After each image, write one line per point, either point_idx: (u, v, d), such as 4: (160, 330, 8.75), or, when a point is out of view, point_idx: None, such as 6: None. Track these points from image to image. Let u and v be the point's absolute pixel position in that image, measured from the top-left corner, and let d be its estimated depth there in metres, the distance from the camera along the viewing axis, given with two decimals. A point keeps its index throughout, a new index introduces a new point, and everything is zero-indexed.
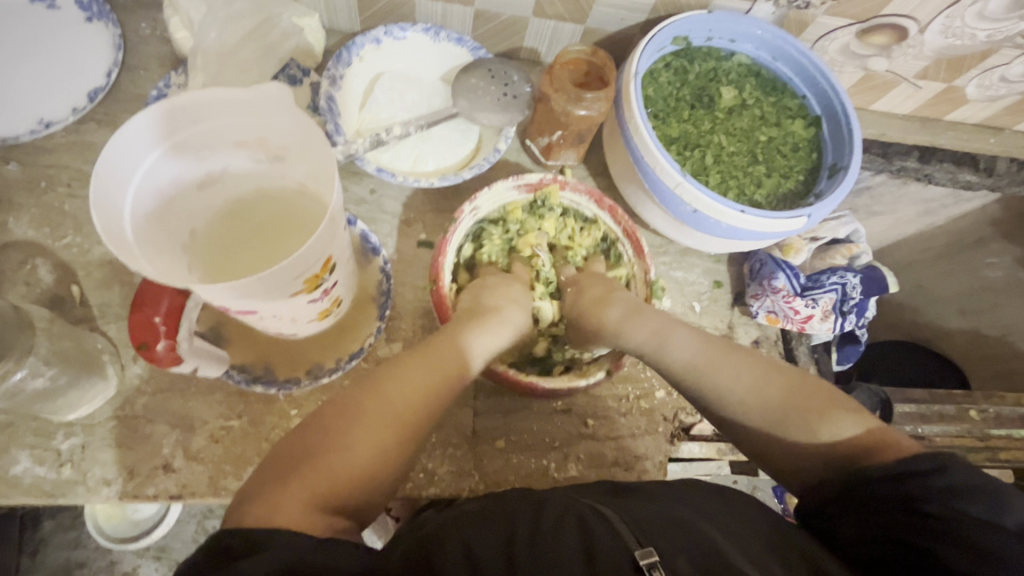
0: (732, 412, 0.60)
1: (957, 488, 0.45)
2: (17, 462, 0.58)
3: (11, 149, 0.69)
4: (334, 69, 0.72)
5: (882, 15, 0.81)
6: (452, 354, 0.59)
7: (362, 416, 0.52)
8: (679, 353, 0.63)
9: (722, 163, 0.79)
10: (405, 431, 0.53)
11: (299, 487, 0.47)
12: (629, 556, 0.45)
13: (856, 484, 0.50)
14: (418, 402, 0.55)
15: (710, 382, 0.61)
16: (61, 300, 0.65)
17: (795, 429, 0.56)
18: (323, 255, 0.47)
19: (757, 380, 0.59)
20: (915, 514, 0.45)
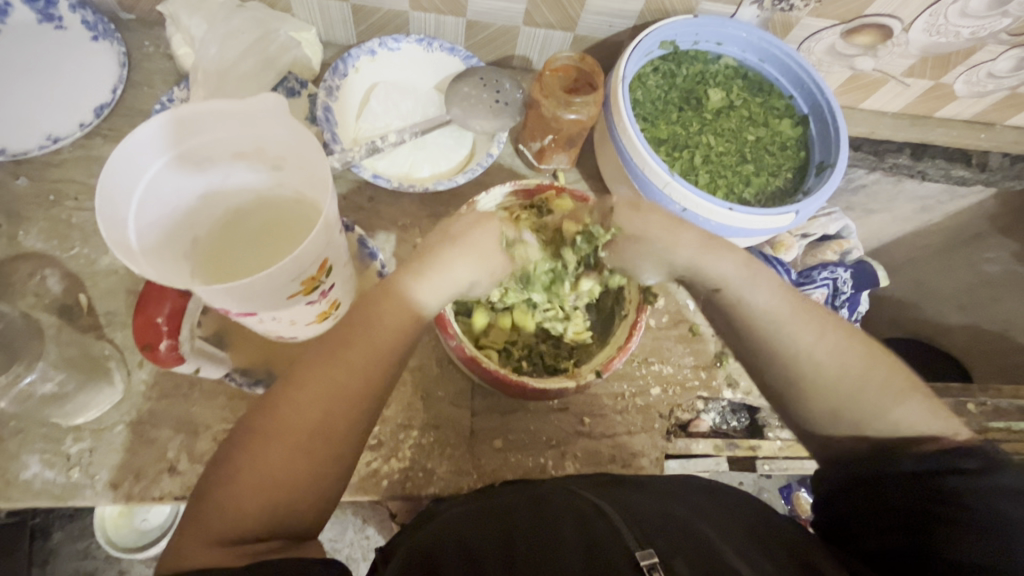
0: (797, 367, 0.55)
1: (998, 489, 0.46)
2: (27, 467, 0.60)
3: (21, 165, 0.72)
4: (332, 80, 0.75)
5: (864, 16, 0.83)
6: (367, 334, 0.52)
7: (270, 428, 0.48)
8: (761, 298, 0.56)
9: (711, 163, 0.80)
10: (316, 433, 0.49)
11: (208, 523, 0.45)
12: (630, 552, 0.46)
13: (884, 469, 0.51)
14: (333, 399, 0.50)
15: (784, 336, 0.55)
16: (69, 309, 0.67)
17: (857, 405, 0.53)
18: (319, 258, 0.49)
19: (839, 347, 0.55)
20: (943, 506, 0.47)
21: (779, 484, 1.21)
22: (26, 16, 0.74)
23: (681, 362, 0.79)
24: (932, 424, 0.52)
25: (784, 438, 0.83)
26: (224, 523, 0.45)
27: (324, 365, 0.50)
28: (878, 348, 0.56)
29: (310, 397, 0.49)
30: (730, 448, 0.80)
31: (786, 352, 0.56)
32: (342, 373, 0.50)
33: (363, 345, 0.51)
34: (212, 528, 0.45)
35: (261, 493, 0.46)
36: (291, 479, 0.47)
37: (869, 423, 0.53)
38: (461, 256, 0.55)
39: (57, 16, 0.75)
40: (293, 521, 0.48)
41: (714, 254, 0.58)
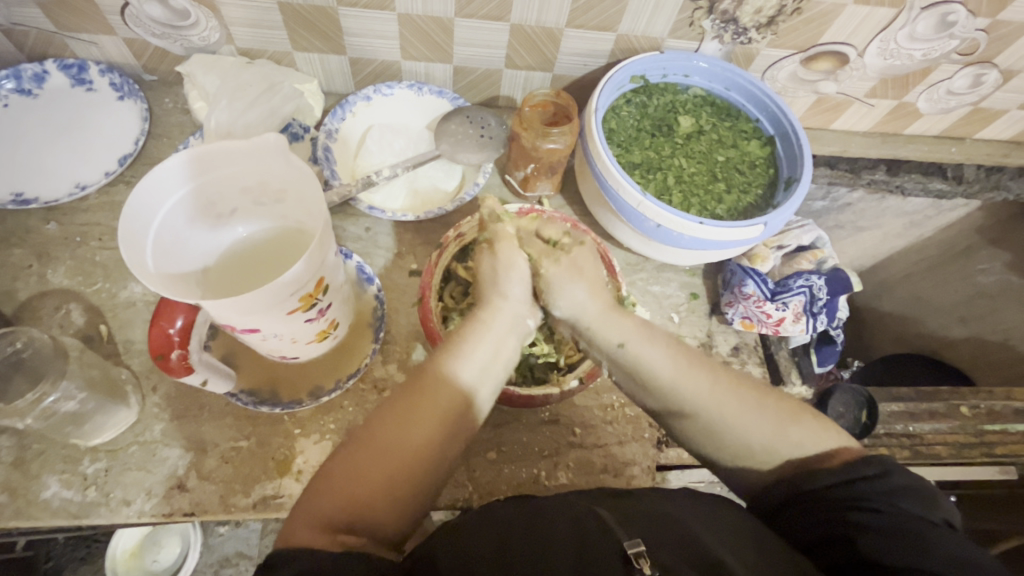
0: (700, 423, 0.59)
1: (901, 491, 0.50)
2: (47, 487, 0.64)
3: (52, 211, 0.79)
4: (330, 124, 0.83)
5: (820, 44, 0.89)
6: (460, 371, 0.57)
7: (372, 445, 0.52)
8: (657, 357, 0.61)
9: (683, 183, 0.86)
10: (423, 446, 0.53)
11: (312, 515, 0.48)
12: (618, 544, 0.49)
13: (814, 485, 0.53)
14: (427, 429, 0.54)
15: (684, 391, 0.59)
16: (91, 338, 0.73)
17: (756, 445, 0.57)
18: (316, 276, 0.54)
19: (728, 400, 0.58)
20: (858, 510, 0.50)
21: None
22: (61, 81, 0.84)
23: None
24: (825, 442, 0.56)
25: None
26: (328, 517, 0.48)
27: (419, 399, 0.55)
28: (761, 388, 0.60)
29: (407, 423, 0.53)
30: None
31: (688, 410, 0.60)
32: (435, 407, 0.55)
33: (447, 385, 0.56)
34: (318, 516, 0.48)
35: (356, 499, 0.50)
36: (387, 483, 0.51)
37: (772, 456, 0.57)
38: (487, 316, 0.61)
39: (88, 80, 0.84)
40: (382, 527, 0.50)
41: (603, 320, 0.64)
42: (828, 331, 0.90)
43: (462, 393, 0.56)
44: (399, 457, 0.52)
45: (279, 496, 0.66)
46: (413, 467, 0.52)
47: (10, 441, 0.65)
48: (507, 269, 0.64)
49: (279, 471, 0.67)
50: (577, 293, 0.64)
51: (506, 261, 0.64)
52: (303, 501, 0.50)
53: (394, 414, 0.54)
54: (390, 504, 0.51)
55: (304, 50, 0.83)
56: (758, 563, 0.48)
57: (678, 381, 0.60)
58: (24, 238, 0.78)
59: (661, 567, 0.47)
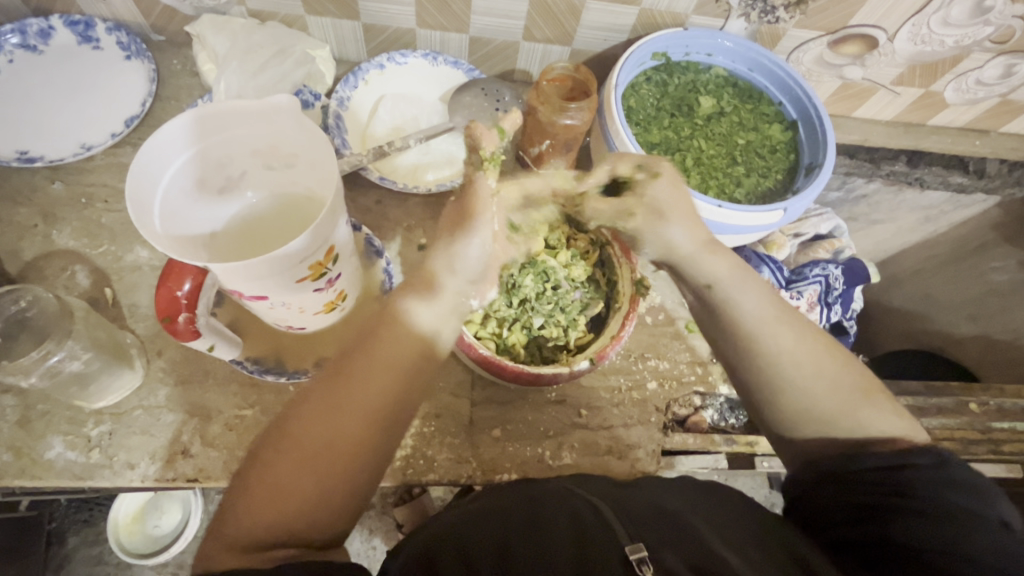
0: (773, 374, 0.58)
1: (949, 482, 0.49)
2: (51, 447, 0.63)
3: (57, 171, 0.78)
4: (342, 91, 0.81)
5: (850, 26, 0.86)
6: (386, 350, 0.53)
7: (288, 447, 0.50)
8: (750, 302, 0.60)
9: (702, 165, 0.83)
10: (337, 445, 0.50)
11: (235, 531, 0.48)
12: (620, 550, 0.47)
13: (842, 470, 0.53)
14: (346, 422, 0.51)
15: (766, 340, 0.59)
16: (97, 301, 0.72)
17: (829, 406, 0.56)
18: (326, 244, 0.53)
19: (810, 361, 0.57)
20: (893, 495, 0.50)
21: None
22: (66, 38, 0.82)
23: (677, 358, 0.80)
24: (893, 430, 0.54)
25: None
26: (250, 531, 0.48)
27: (335, 391, 0.52)
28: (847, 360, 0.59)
29: (325, 421, 0.51)
30: (728, 443, 0.81)
31: (762, 356, 0.59)
32: (352, 396, 0.51)
33: (363, 368, 0.52)
34: (241, 533, 0.48)
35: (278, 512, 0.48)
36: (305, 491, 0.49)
37: (835, 424, 0.55)
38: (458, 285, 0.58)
39: (94, 37, 0.82)
40: (312, 532, 0.49)
41: (700, 264, 0.63)
42: (840, 322, 0.88)
43: (381, 380, 0.52)
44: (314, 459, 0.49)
45: None
46: (326, 470, 0.50)
47: (14, 400, 0.64)
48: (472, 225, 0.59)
49: None
50: (675, 233, 0.63)
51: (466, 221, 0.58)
52: (228, 512, 0.50)
53: (309, 412, 0.51)
54: (312, 510, 0.49)
55: (317, 15, 0.81)
56: (763, 563, 0.48)
57: (761, 322, 0.59)
58: (29, 197, 0.76)
59: (664, 568, 0.45)
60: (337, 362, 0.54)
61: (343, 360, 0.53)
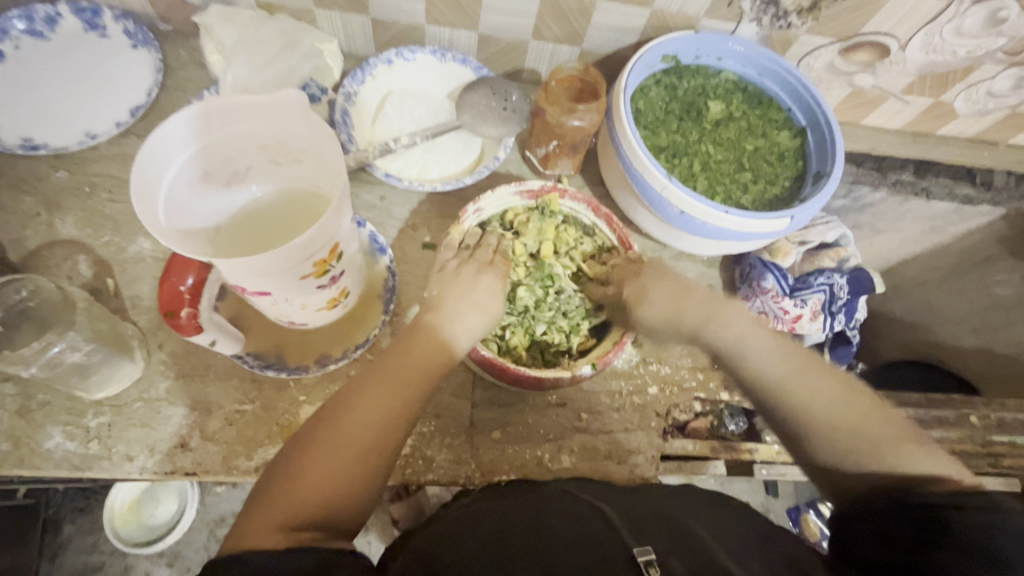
0: (807, 425, 0.61)
1: (996, 526, 0.48)
2: (50, 437, 0.63)
3: (62, 159, 0.78)
4: (349, 86, 0.80)
5: (862, 34, 0.86)
6: (421, 357, 0.61)
7: (325, 440, 0.54)
8: (762, 359, 0.65)
9: (710, 170, 0.83)
10: (377, 437, 0.56)
11: (267, 514, 0.49)
12: (626, 552, 0.47)
13: (888, 501, 0.53)
14: (382, 420, 0.56)
15: (792, 400, 0.62)
16: (98, 291, 0.71)
17: (871, 459, 0.57)
18: (331, 241, 0.53)
19: (832, 401, 0.60)
20: (935, 531, 0.49)
21: (786, 506, 1.18)
22: (73, 25, 0.81)
23: (679, 363, 0.80)
24: (939, 469, 0.55)
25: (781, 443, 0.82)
26: (285, 513, 0.50)
27: (373, 391, 0.58)
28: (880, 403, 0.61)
29: (362, 416, 0.56)
30: (727, 450, 0.80)
31: (795, 404, 0.62)
32: (391, 392, 0.58)
33: (402, 368, 0.60)
34: (278, 516, 0.49)
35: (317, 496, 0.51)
36: (346, 477, 0.53)
37: (869, 462, 0.57)
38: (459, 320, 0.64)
39: (102, 26, 0.82)
40: (337, 520, 0.52)
41: (719, 324, 0.67)
42: (844, 331, 0.87)
43: (415, 380, 0.60)
44: (354, 447, 0.54)
45: None
46: (363, 458, 0.54)
47: (15, 390, 0.64)
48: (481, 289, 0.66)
49: (283, 436, 0.67)
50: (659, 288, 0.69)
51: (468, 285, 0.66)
52: (259, 499, 0.51)
53: (349, 409, 0.56)
54: (345, 496, 0.53)
55: (327, 8, 0.80)
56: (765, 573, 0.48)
57: (788, 379, 0.62)
58: (33, 185, 0.76)
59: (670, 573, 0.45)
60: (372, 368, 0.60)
61: (380, 365, 0.60)
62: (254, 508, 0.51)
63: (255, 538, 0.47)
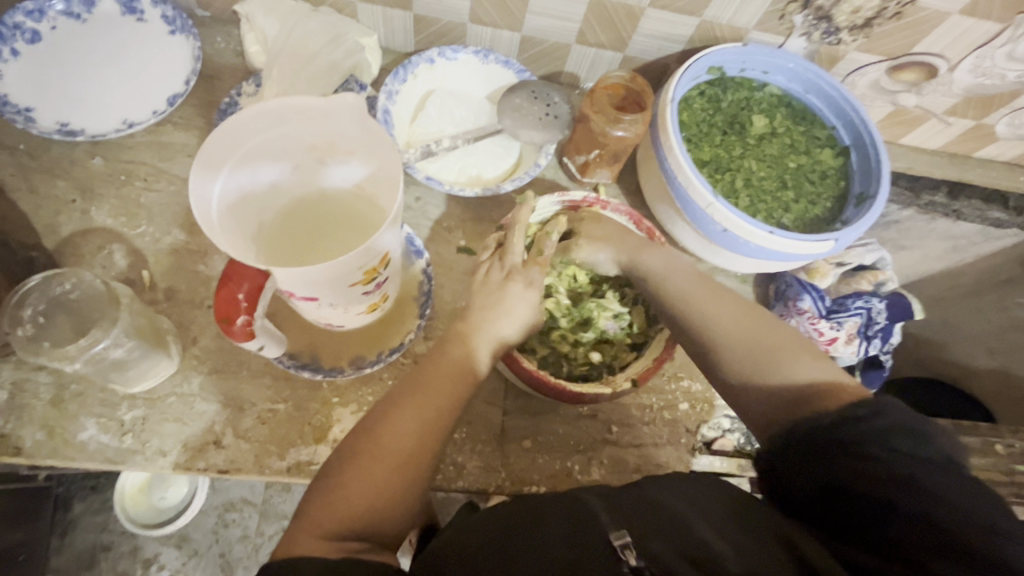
0: (708, 343, 0.62)
1: (894, 429, 0.47)
2: (84, 429, 0.63)
3: (98, 145, 0.77)
4: (392, 85, 0.78)
5: (912, 53, 0.84)
6: (455, 365, 0.60)
7: (368, 453, 0.53)
8: (681, 282, 0.66)
9: (751, 187, 0.82)
10: (415, 448, 0.55)
11: (314, 523, 0.49)
12: (604, 536, 0.46)
13: (801, 430, 0.52)
14: (420, 429, 0.55)
15: (697, 314, 0.63)
16: (132, 282, 0.71)
17: (765, 372, 0.57)
18: (383, 250, 0.52)
19: (726, 311, 0.62)
20: (847, 456, 0.47)
21: None
22: (110, 7, 0.80)
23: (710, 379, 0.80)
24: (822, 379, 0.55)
25: None
26: (330, 523, 0.49)
27: (413, 403, 0.56)
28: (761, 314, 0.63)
29: (403, 423, 0.55)
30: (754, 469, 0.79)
31: (699, 327, 0.62)
32: (429, 401, 0.57)
33: (440, 377, 0.59)
34: (321, 525, 0.49)
35: (359, 507, 0.51)
36: (388, 486, 0.53)
37: (771, 378, 0.57)
38: (503, 321, 0.63)
39: (140, 10, 0.80)
40: (381, 533, 0.52)
41: (647, 252, 0.69)
42: (877, 355, 0.86)
43: (452, 388, 0.58)
44: (392, 457, 0.54)
45: (314, 463, 0.65)
46: (401, 468, 0.53)
47: (49, 379, 0.64)
48: (515, 300, 0.64)
49: (316, 437, 0.66)
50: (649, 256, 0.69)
51: (506, 304, 0.64)
52: (303, 508, 0.51)
53: (389, 420, 0.55)
54: (387, 508, 0.52)
55: (370, 3, 0.79)
56: (744, 543, 0.45)
57: (692, 301, 0.64)
58: (69, 171, 0.75)
59: (649, 555, 0.44)
60: (411, 377, 0.59)
61: (419, 375, 0.58)
62: (299, 518, 0.51)
63: (303, 548, 0.47)
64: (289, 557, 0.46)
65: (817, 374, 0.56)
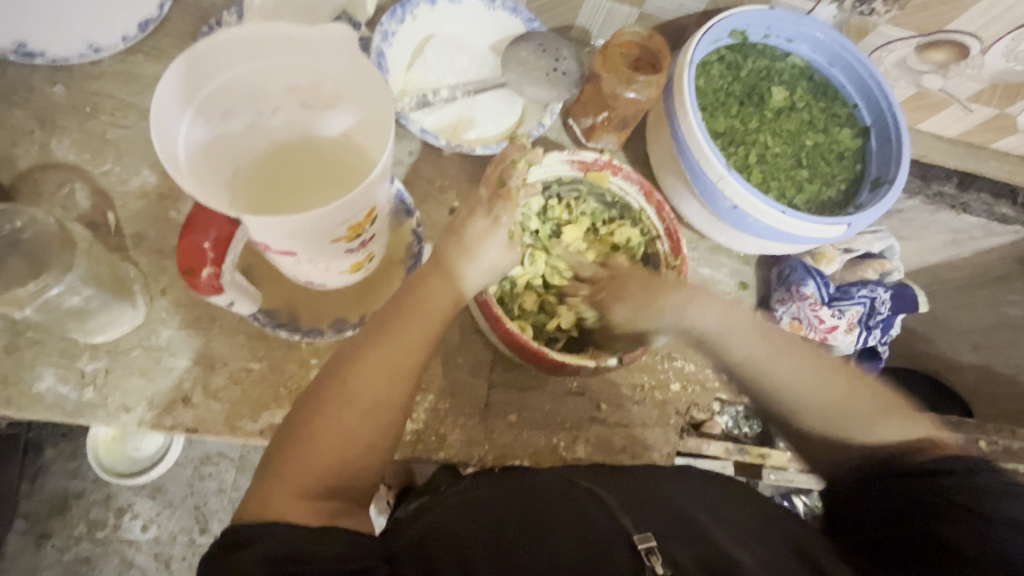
0: (783, 403, 0.60)
1: (987, 489, 0.48)
2: (41, 379, 0.59)
3: (59, 72, 0.70)
4: (388, 25, 0.72)
5: (945, 31, 0.79)
6: (429, 305, 0.56)
7: (336, 401, 0.50)
8: (743, 346, 0.61)
9: (765, 163, 0.78)
10: (386, 398, 0.52)
11: (285, 480, 0.47)
12: (629, 540, 0.45)
13: (884, 477, 0.53)
14: (388, 379, 0.52)
15: (771, 378, 0.60)
16: (97, 225, 0.65)
17: (853, 428, 0.56)
18: (369, 205, 0.48)
19: (807, 368, 0.59)
20: (938, 514, 0.49)
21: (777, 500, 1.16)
22: None
23: (704, 362, 0.77)
24: (913, 433, 0.54)
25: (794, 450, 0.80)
26: (305, 480, 0.47)
27: (381, 348, 0.53)
28: (843, 365, 0.60)
29: (371, 373, 0.52)
30: (739, 452, 0.78)
31: (771, 389, 0.61)
32: (401, 347, 0.53)
33: (411, 319, 0.55)
34: (293, 486, 0.47)
35: (329, 464, 0.48)
36: (359, 440, 0.50)
37: (851, 439, 0.56)
38: (467, 263, 0.58)
39: None
40: (355, 486, 0.50)
41: (693, 304, 0.63)
42: (874, 346, 0.85)
43: (424, 332, 0.55)
44: (361, 408, 0.50)
45: None
46: (371, 421, 0.51)
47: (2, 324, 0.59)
48: (485, 241, 0.58)
49: (291, 400, 0.63)
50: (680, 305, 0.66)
51: (473, 244, 0.58)
52: (267, 467, 0.48)
53: (355, 367, 0.52)
54: (358, 463, 0.50)
55: None
56: (770, 560, 0.47)
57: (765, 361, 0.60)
58: (28, 99, 0.68)
59: (673, 562, 0.44)
60: (378, 320, 0.55)
61: (387, 318, 0.54)
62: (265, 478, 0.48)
63: (276, 509, 0.45)
64: (264, 523, 0.44)
65: (896, 436, 0.54)
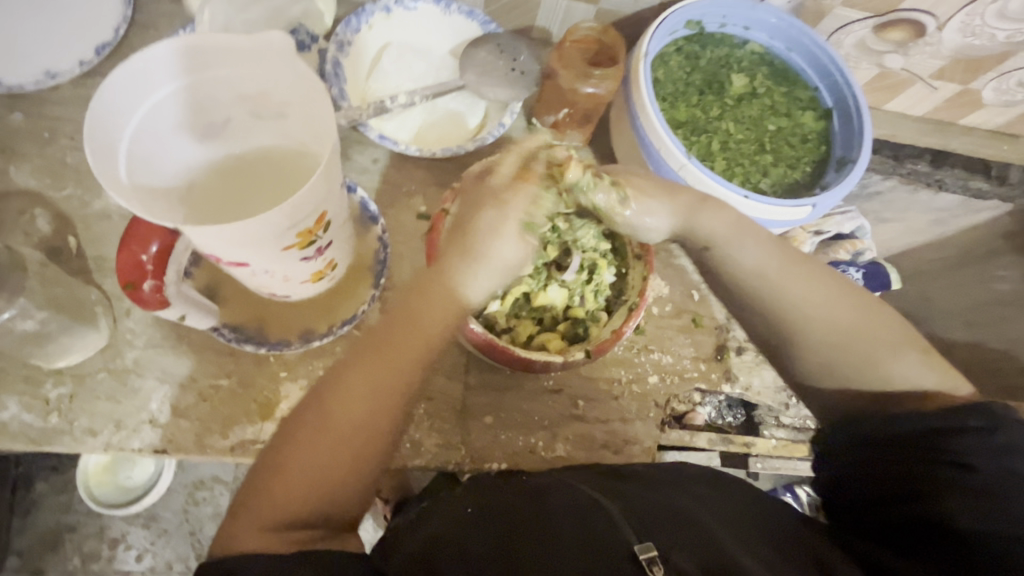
0: (787, 323, 0.60)
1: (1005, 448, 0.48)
2: (6, 408, 0.59)
3: (17, 100, 0.70)
4: (343, 35, 0.72)
5: (900, 9, 0.80)
6: (416, 324, 0.53)
7: (314, 430, 0.49)
8: (751, 254, 0.60)
9: (728, 151, 0.78)
10: (369, 426, 0.50)
11: (260, 512, 0.47)
12: (627, 547, 0.43)
13: (903, 433, 0.53)
14: (370, 405, 0.51)
15: (785, 293, 0.59)
16: (58, 250, 0.65)
17: (863, 367, 0.58)
18: (318, 210, 0.47)
19: (816, 286, 0.59)
20: (951, 468, 0.49)
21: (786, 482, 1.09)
22: None
23: (681, 352, 0.76)
24: (925, 380, 0.56)
25: (778, 438, 0.80)
26: (278, 512, 0.47)
27: (363, 372, 0.51)
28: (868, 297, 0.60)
29: (353, 400, 0.50)
30: (722, 442, 0.78)
31: (778, 308, 0.60)
32: (385, 373, 0.51)
33: (399, 343, 0.52)
34: (265, 518, 0.47)
35: (307, 496, 0.48)
36: (336, 468, 0.49)
37: (856, 372, 0.58)
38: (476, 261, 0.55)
39: None
40: (336, 514, 0.50)
41: (732, 239, 0.61)
42: None
43: (413, 353, 0.52)
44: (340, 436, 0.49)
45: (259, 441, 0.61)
46: (352, 450, 0.50)
47: None
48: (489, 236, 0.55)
49: (261, 414, 0.62)
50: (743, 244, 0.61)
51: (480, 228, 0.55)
52: (243, 496, 0.49)
53: (337, 394, 0.50)
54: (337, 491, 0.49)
55: None
56: (776, 561, 0.46)
57: (772, 282, 0.59)
58: None
59: (676, 570, 0.42)
60: (367, 341, 0.53)
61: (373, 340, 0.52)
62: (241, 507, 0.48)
63: (247, 543, 0.46)
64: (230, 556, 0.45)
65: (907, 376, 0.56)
